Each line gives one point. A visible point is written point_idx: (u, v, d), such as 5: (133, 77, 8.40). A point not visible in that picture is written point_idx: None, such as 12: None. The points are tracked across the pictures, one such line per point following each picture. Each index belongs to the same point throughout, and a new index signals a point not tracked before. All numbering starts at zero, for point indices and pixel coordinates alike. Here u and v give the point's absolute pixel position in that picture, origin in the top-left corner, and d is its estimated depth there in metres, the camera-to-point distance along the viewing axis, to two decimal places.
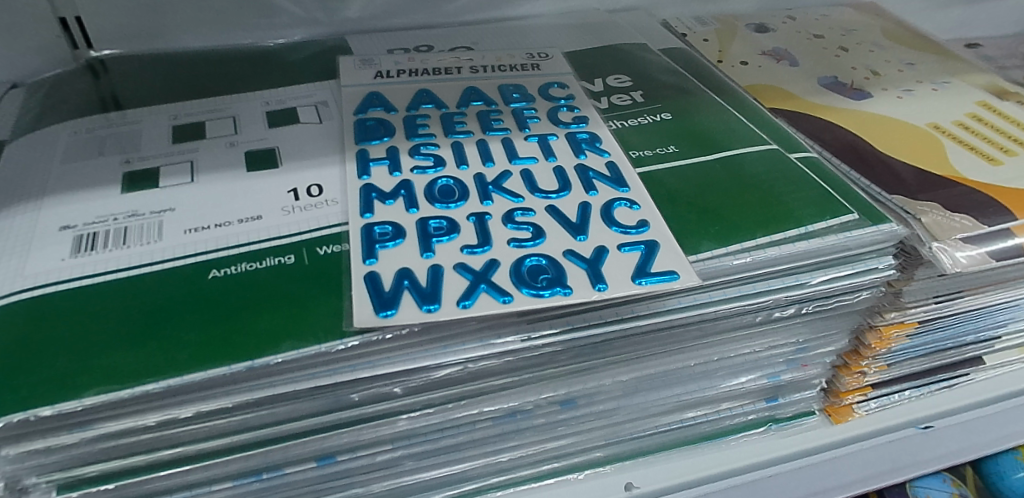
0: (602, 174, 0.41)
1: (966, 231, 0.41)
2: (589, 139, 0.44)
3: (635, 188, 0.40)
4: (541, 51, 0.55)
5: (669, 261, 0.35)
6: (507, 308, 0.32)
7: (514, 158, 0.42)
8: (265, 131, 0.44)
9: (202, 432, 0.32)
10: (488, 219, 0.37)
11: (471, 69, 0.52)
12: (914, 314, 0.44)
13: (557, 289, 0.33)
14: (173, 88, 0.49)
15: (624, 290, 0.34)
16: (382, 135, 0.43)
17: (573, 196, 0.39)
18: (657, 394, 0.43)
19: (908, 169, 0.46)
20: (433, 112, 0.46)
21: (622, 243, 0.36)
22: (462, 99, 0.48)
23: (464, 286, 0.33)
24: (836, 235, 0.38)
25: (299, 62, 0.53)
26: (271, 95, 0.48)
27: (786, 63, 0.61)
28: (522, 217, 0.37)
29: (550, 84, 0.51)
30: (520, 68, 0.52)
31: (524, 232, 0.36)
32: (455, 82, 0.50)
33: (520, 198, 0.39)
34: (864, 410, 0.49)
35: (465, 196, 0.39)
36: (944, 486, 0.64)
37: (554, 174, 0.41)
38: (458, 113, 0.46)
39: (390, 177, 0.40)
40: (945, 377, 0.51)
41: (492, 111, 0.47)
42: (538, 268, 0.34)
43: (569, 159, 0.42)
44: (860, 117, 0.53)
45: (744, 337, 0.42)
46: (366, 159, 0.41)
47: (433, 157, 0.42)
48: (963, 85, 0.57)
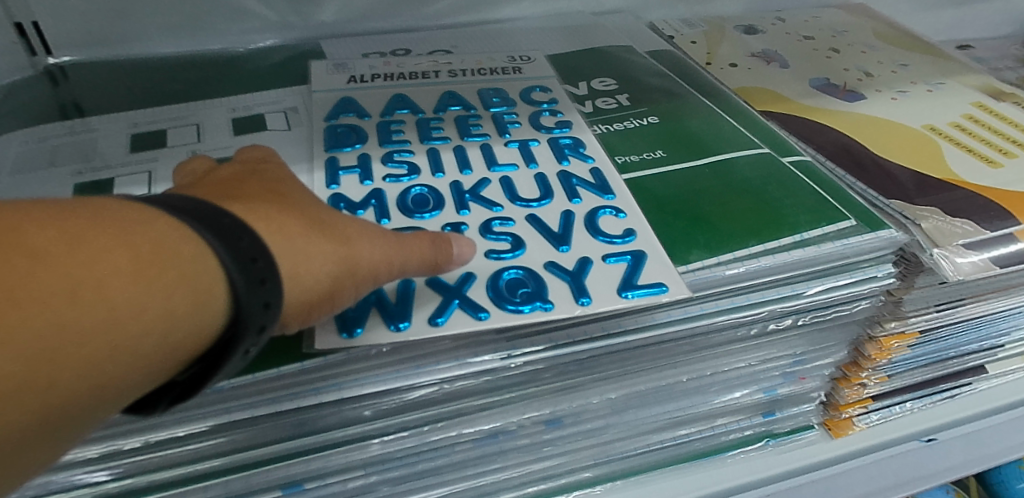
0: (587, 181, 0.39)
1: (968, 236, 0.39)
2: (572, 143, 0.42)
3: (623, 194, 0.38)
4: (523, 54, 0.53)
5: (657, 273, 0.33)
6: (484, 325, 0.30)
7: (494, 164, 0.40)
8: (230, 138, 0.41)
9: (153, 463, 0.30)
10: (465, 229, 0.35)
11: (450, 73, 0.50)
12: (915, 324, 0.43)
13: (537, 304, 0.31)
14: (137, 94, 0.47)
15: (610, 304, 0.31)
16: (354, 142, 0.41)
17: (556, 204, 0.37)
18: (648, 411, 0.41)
19: (906, 172, 0.44)
20: (409, 118, 0.44)
21: (606, 254, 0.34)
22: (441, 104, 0.46)
23: (436, 301, 0.31)
24: (832, 243, 0.36)
25: (271, 68, 0.50)
26: (238, 101, 0.46)
27: (776, 64, 0.59)
28: (500, 227, 0.35)
29: (533, 87, 0.49)
30: (502, 70, 0.51)
31: (502, 243, 0.34)
32: (434, 87, 0.48)
33: (498, 206, 0.37)
34: (865, 423, 0.48)
35: (440, 205, 0.36)
36: None
37: (535, 180, 0.39)
38: (434, 119, 0.44)
39: (360, 186, 0.38)
40: (948, 387, 0.50)
41: (472, 117, 0.45)
42: (516, 282, 0.32)
43: (551, 166, 0.40)
44: (854, 119, 0.51)
45: (738, 350, 0.40)
46: (335, 167, 0.39)
47: (407, 165, 0.39)
48: (958, 85, 0.56)
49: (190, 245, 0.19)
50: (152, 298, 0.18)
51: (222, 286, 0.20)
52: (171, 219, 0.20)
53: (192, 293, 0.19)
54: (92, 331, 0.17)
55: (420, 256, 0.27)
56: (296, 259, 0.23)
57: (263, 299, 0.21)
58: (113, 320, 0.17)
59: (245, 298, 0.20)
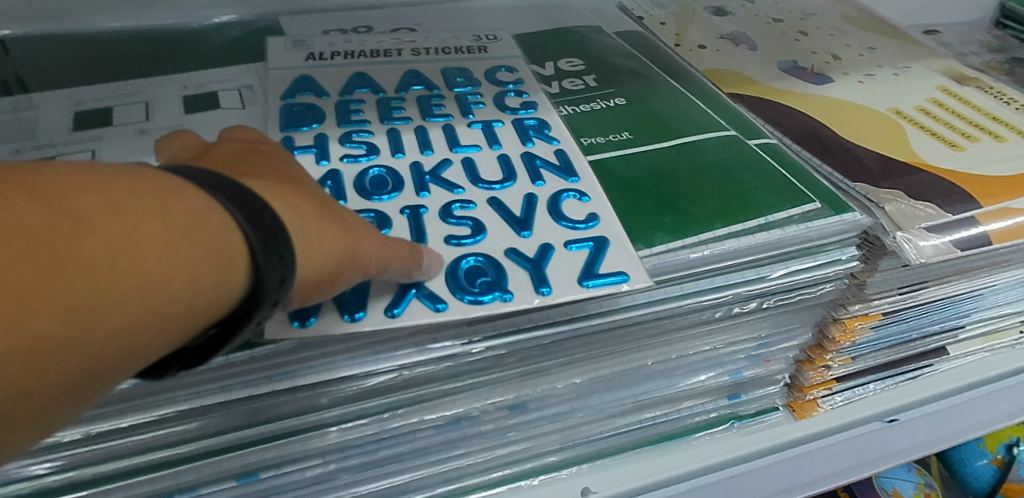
0: (552, 163, 0.38)
1: (930, 219, 0.39)
2: (537, 125, 0.41)
3: (588, 177, 0.38)
4: (489, 33, 0.52)
5: (620, 260, 0.32)
6: (441, 316, 0.29)
7: (456, 146, 0.39)
8: (180, 117, 0.40)
9: (97, 455, 0.29)
10: (425, 213, 0.34)
11: (413, 52, 0.48)
12: (878, 306, 0.43)
13: (496, 294, 0.30)
14: (84, 71, 0.45)
15: (570, 293, 0.31)
16: (311, 121, 0.40)
17: (519, 187, 0.36)
18: (614, 395, 0.40)
19: (871, 155, 0.44)
20: (370, 98, 0.43)
21: (569, 240, 0.33)
22: (403, 83, 0.45)
23: (393, 291, 0.30)
24: (796, 226, 0.36)
25: (227, 44, 0.49)
26: (191, 79, 0.44)
27: (744, 47, 0.59)
28: (461, 211, 0.34)
29: (499, 67, 0.48)
30: (467, 50, 0.49)
31: (463, 228, 0.33)
32: (396, 66, 0.47)
33: (460, 189, 0.36)
34: (829, 405, 0.48)
35: (399, 187, 0.35)
36: (909, 475, 0.67)
37: (498, 163, 0.38)
38: (396, 99, 0.43)
39: (317, 167, 0.36)
40: (910, 369, 0.51)
41: (434, 97, 0.43)
42: (476, 271, 0.31)
43: (515, 148, 0.39)
44: (821, 102, 0.51)
45: (704, 333, 0.40)
46: (290, 146, 0.37)
47: (366, 146, 0.38)
48: (923, 69, 0.56)
49: (213, 214, 0.19)
50: (184, 268, 0.18)
51: (244, 258, 0.19)
52: (190, 188, 0.19)
53: (216, 262, 0.19)
54: (124, 298, 0.16)
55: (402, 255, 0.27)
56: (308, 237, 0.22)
57: (282, 277, 0.20)
58: (144, 285, 0.17)
59: (267, 271, 0.20)
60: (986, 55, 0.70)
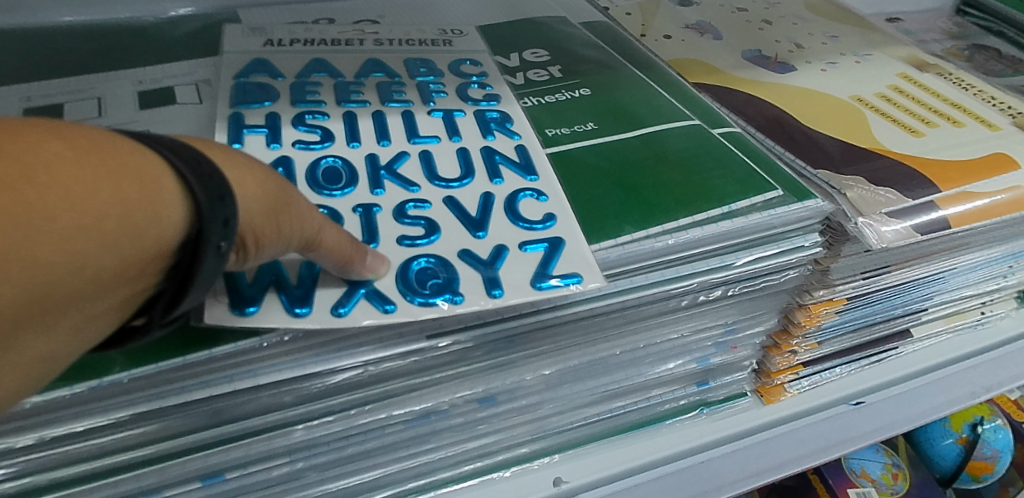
0: (511, 159, 0.38)
1: (891, 204, 0.40)
2: (499, 118, 0.41)
3: (547, 174, 0.37)
4: (455, 28, 0.51)
5: (574, 261, 0.32)
6: (389, 319, 0.29)
7: (414, 137, 0.39)
8: (135, 113, 0.39)
9: (53, 461, 0.28)
10: (379, 210, 0.34)
11: (374, 43, 0.48)
12: (842, 291, 0.44)
13: (446, 296, 0.30)
14: (33, 66, 0.43)
15: (521, 296, 0.31)
16: (262, 99, 0.40)
17: (477, 185, 0.36)
18: (583, 385, 0.41)
19: (834, 142, 0.45)
20: (327, 83, 0.42)
21: (524, 241, 0.33)
22: (362, 69, 0.44)
23: (340, 290, 0.29)
24: (759, 214, 0.37)
25: (183, 39, 0.47)
26: (145, 74, 0.43)
27: (709, 36, 0.59)
28: (416, 210, 0.34)
29: (463, 61, 0.47)
30: (429, 43, 0.49)
31: (417, 228, 0.33)
32: (354, 54, 0.46)
33: (416, 186, 0.35)
34: (796, 389, 0.49)
35: (353, 181, 0.35)
36: (876, 456, 0.69)
37: (457, 158, 0.38)
38: (354, 83, 0.43)
39: (267, 150, 0.36)
40: (874, 352, 0.52)
41: (395, 85, 0.43)
42: (426, 271, 0.31)
43: (475, 141, 0.39)
44: (785, 90, 0.51)
45: (671, 321, 0.40)
46: (240, 125, 0.37)
47: (320, 131, 0.38)
48: (885, 57, 0.57)
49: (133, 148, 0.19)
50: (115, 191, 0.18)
51: (174, 183, 0.19)
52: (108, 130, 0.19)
53: (152, 188, 0.19)
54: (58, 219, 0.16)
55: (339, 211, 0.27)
56: (241, 173, 0.23)
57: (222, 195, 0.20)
58: (75, 204, 0.17)
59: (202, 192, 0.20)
60: (947, 42, 0.72)
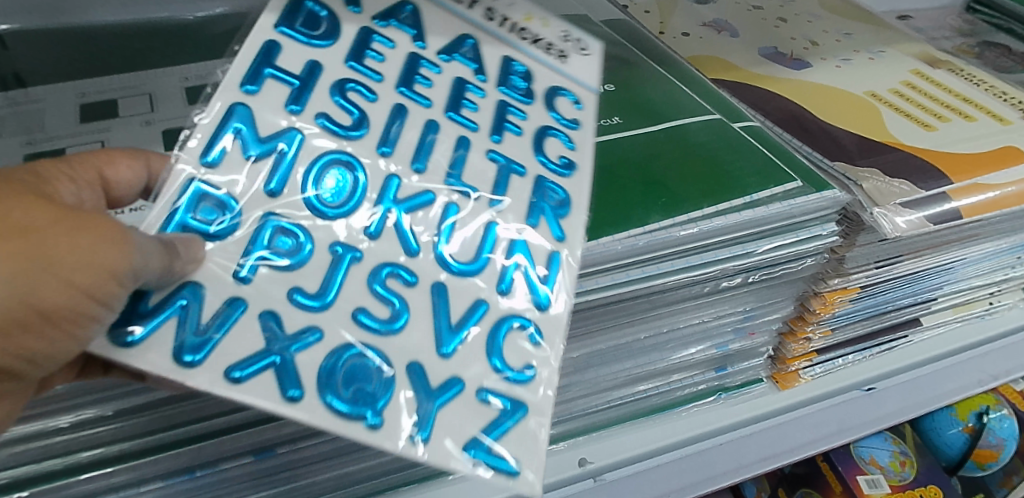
0: (531, 273, 0.28)
1: (905, 195, 0.41)
2: (559, 201, 0.29)
3: (558, 306, 0.28)
4: (584, 41, 0.35)
5: (520, 444, 0.26)
6: (285, 409, 0.22)
7: (451, 178, 0.27)
8: (184, 108, 0.41)
9: (127, 429, 0.31)
10: (362, 260, 0.25)
11: (483, 12, 0.32)
12: (856, 279, 0.45)
13: (364, 412, 0.23)
14: (82, 63, 0.45)
15: (441, 461, 0.24)
16: (318, 34, 0.27)
17: (481, 280, 0.27)
18: (608, 369, 0.42)
19: (850, 136, 0.47)
20: (403, 51, 0.29)
21: (485, 388, 0.26)
22: (455, 45, 0.31)
23: (257, 346, 0.22)
24: (780, 203, 0.38)
25: (222, 38, 0.49)
26: (190, 71, 0.45)
27: (726, 34, 0.60)
28: (393, 282, 0.25)
29: (563, 88, 0.33)
30: (540, 47, 0.33)
31: (386, 308, 0.25)
32: (452, 16, 0.31)
33: (414, 249, 0.26)
34: (810, 375, 0.51)
35: (351, 208, 0.25)
36: (885, 444, 0.71)
37: (482, 232, 0.27)
38: (428, 62, 0.29)
39: (280, 110, 0.25)
40: (886, 340, 0.53)
41: (474, 82, 0.30)
42: (363, 364, 0.24)
43: (511, 220, 0.28)
44: (801, 86, 0.53)
45: (693, 307, 0.42)
46: (267, 60, 0.26)
47: (358, 113, 0.26)
48: (897, 54, 0.58)
49: None
50: None
51: None
52: None
53: None
54: None
55: (118, 234, 0.21)
56: None
57: None
58: None
59: None
60: (957, 39, 0.73)
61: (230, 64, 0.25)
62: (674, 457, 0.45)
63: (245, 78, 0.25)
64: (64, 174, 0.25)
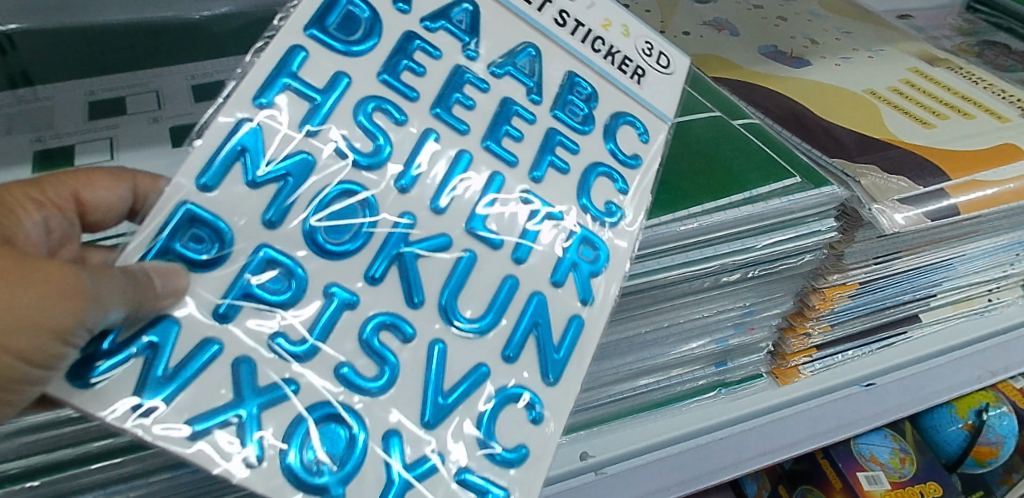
0: (549, 338, 0.28)
1: (903, 192, 0.42)
2: (590, 259, 0.29)
3: (568, 376, 0.28)
4: (664, 57, 0.33)
5: None
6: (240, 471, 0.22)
7: (474, 222, 0.27)
8: (191, 106, 0.41)
9: None
10: (355, 307, 0.25)
11: (555, 15, 0.31)
12: (854, 275, 0.46)
13: (328, 481, 0.24)
14: (90, 62, 0.46)
15: None
16: (356, 43, 0.27)
17: (490, 344, 0.27)
18: (611, 363, 0.43)
19: (849, 134, 0.47)
20: (449, 63, 0.28)
21: (467, 469, 0.26)
22: (511, 56, 0.30)
23: (224, 399, 0.23)
24: (779, 199, 0.39)
25: (228, 37, 0.50)
26: (197, 69, 0.45)
27: (727, 32, 0.61)
28: (384, 340, 0.25)
29: (631, 115, 0.32)
30: (604, 59, 0.32)
31: (373, 369, 0.25)
32: (519, 21, 0.30)
33: (418, 299, 0.26)
34: (810, 371, 0.51)
35: (356, 246, 0.25)
36: (884, 441, 0.70)
37: (497, 289, 0.27)
38: (472, 76, 0.29)
39: (293, 130, 0.25)
40: (884, 337, 0.54)
41: (525, 103, 0.29)
42: (335, 421, 0.24)
43: (532, 277, 0.28)
44: (801, 84, 0.53)
45: (694, 303, 0.43)
46: (293, 73, 0.26)
47: (381, 139, 0.26)
48: (896, 52, 0.59)
49: None
50: None
51: None
52: None
53: None
54: None
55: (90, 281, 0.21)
56: None
57: None
58: None
59: None
60: (958, 38, 0.73)
61: (253, 71, 0.25)
62: (677, 450, 0.46)
63: (266, 93, 0.25)
64: (30, 200, 0.26)
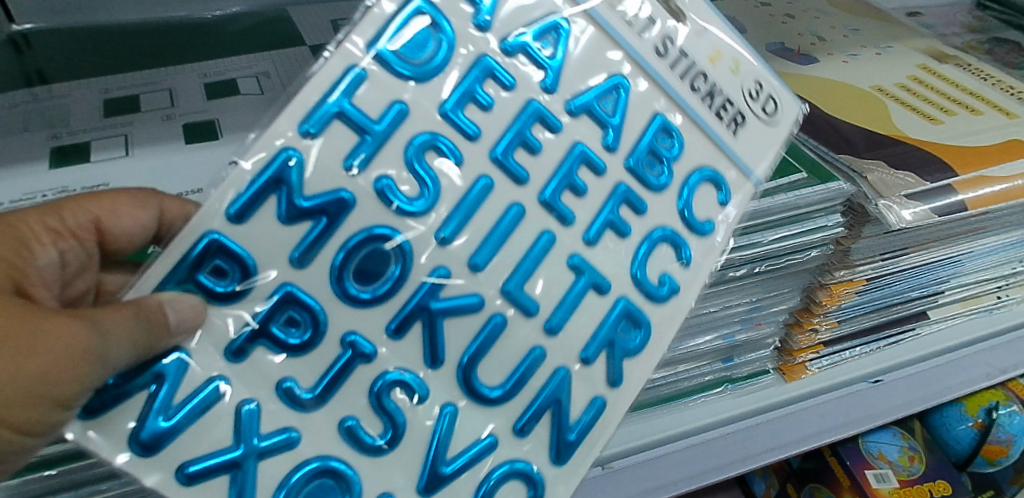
0: (567, 416, 0.29)
1: (911, 187, 0.42)
2: (630, 334, 0.29)
3: (577, 458, 0.29)
4: (766, 104, 0.32)
5: None
6: None
7: (512, 283, 0.27)
8: (203, 103, 0.42)
9: None
10: (371, 359, 0.26)
11: (658, 44, 0.29)
12: (861, 271, 0.46)
13: None
14: (104, 60, 0.46)
15: None
16: (427, 64, 0.25)
17: (502, 417, 0.28)
18: None
19: (857, 131, 0.47)
20: (522, 95, 0.27)
21: None
22: (597, 92, 0.28)
23: (223, 442, 0.24)
24: (784, 195, 0.39)
25: (239, 36, 0.50)
26: (209, 67, 0.46)
27: (734, 30, 0.61)
28: (396, 404, 0.26)
29: (714, 171, 0.30)
30: (701, 100, 0.30)
31: (379, 431, 0.26)
32: (617, 48, 0.28)
33: (434, 361, 0.27)
34: (817, 367, 0.51)
35: (378, 294, 0.25)
36: (894, 439, 0.70)
37: (518, 362, 0.28)
38: (549, 116, 0.27)
39: (337, 165, 0.24)
40: (892, 333, 0.53)
41: (599, 148, 0.28)
42: (331, 477, 0.25)
43: (558, 352, 0.28)
44: (808, 81, 0.53)
45: (702, 298, 0.43)
46: (347, 97, 0.24)
47: (431, 183, 0.26)
48: (904, 49, 0.59)
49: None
50: None
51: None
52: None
53: None
54: None
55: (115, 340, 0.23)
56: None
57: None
58: None
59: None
60: (967, 35, 0.73)
61: (307, 87, 0.24)
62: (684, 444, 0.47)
63: (315, 116, 0.24)
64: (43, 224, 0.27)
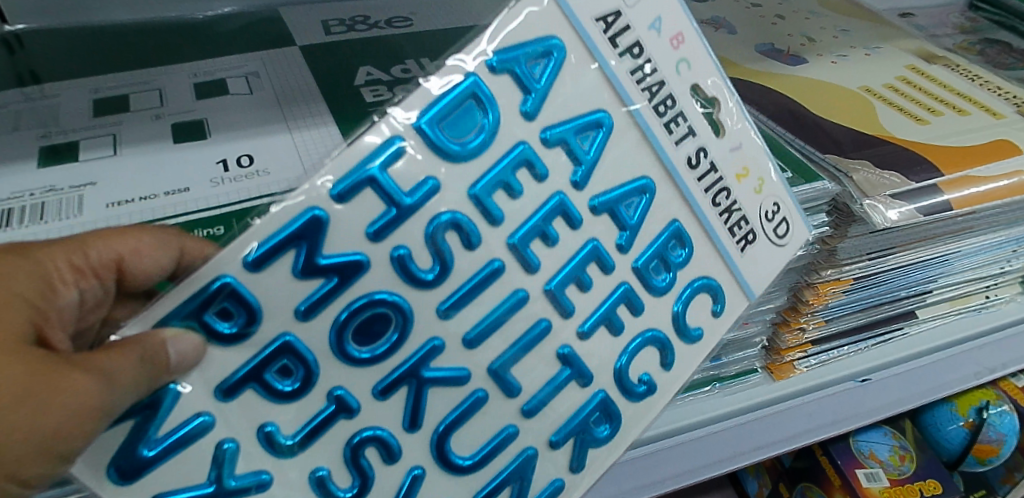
0: (527, 490, 0.30)
1: (896, 187, 0.42)
2: (600, 422, 0.31)
3: None
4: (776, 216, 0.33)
5: None
6: None
7: (498, 364, 0.28)
8: (193, 103, 0.42)
9: None
10: (353, 414, 0.26)
11: (690, 155, 0.30)
12: (848, 270, 0.46)
13: None
14: (96, 61, 0.47)
15: None
16: (465, 144, 0.25)
17: (465, 485, 0.29)
18: None
19: (845, 132, 0.47)
20: (551, 187, 0.27)
21: None
22: (623, 196, 0.29)
23: (197, 477, 0.25)
24: None
25: (231, 36, 0.51)
26: (201, 67, 0.46)
27: (724, 30, 0.61)
28: (368, 464, 0.27)
29: (715, 282, 0.32)
30: (718, 214, 0.31)
31: (346, 482, 0.27)
32: (649, 151, 0.29)
33: (412, 427, 0.27)
34: (805, 366, 0.51)
35: (376, 356, 0.26)
36: (884, 438, 0.70)
37: (490, 436, 0.29)
38: (574, 214, 0.28)
39: (358, 233, 0.24)
40: (880, 333, 0.54)
41: (612, 250, 0.29)
42: None
43: (529, 428, 0.30)
44: (796, 82, 0.54)
45: None
46: (382, 169, 0.24)
47: (443, 265, 0.26)
48: (893, 49, 0.59)
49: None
50: None
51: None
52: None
53: None
54: None
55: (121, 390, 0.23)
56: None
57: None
58: None
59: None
60: (958, 36, 0.73)
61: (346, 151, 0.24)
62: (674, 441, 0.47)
63: (346, 181, 0.24)
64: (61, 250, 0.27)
